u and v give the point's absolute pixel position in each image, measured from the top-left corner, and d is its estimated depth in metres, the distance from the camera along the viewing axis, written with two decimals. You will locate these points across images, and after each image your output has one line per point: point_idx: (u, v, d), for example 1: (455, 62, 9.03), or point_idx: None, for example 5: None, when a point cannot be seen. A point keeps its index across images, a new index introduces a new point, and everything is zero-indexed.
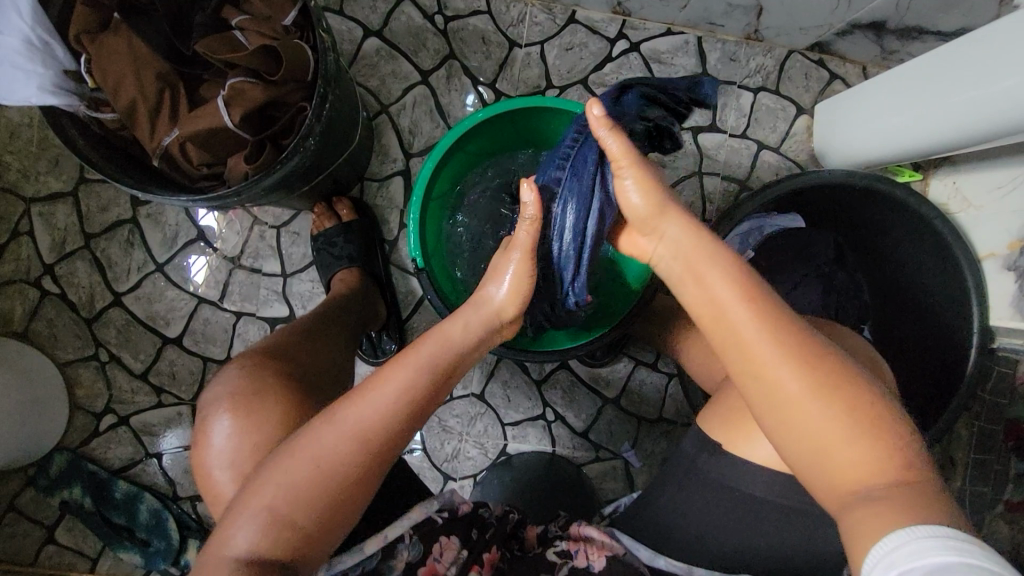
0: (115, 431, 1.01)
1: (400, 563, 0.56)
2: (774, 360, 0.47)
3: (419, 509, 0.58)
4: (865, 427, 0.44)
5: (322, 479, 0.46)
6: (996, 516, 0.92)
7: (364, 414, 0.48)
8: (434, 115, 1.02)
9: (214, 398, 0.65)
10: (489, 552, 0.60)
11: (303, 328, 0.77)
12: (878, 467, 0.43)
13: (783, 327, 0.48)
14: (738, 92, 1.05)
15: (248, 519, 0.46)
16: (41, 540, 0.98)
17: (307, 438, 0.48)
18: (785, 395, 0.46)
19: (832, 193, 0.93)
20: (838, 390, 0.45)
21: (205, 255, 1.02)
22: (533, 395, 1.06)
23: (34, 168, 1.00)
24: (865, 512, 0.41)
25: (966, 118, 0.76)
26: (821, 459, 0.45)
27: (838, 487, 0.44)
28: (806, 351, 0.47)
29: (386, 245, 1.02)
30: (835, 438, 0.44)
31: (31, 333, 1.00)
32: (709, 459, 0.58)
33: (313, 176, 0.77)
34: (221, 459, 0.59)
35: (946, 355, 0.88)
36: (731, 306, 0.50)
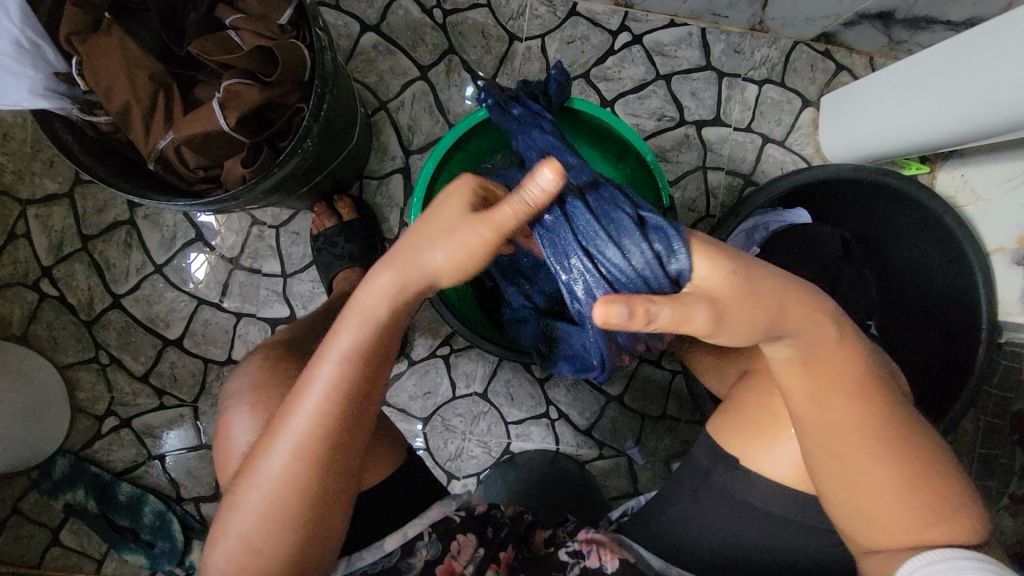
0: (118, 433, 1.00)
1: (417, 562, 0.57)
2: (864, 434, 0.47)
3: (437, 508, 0.61)
4: (927, 497, 0.47)
5: (274, 500, 0.46)
6: (1001, 510, 0.92)
7: (297, 431, 0.45)
8: (434, 111, 1.01)
9: (229, 395, 0.66)
10: (506, 550, 0.60)
11: (305, 330, 0.76)
12: (926, 531, 0.47)
13: (868, 407, 0.47)
14: (743, 85, 1.04)
15: (223, 544, 0.48)
16: (45, 543, 0.98)
17: (256, 464, 0.47)
18: (865, 466, 0.47)
19: (841, 188, 0.91)
20: (907, 462, 0.47)
21: (204, 256, 1.01)
22: (536, 393, 1.05)
23: (30, 169, 0.99)
24: (903, 558, 0.47)
25: (978, 113, 0.74)
26: (877, 522, 0.48)
27: (884, 537, 0.48)
28: (894, 434, 0.47)
29: (386, 244, 1.01)
30: (895, 511, 0.47)
31: (31, 337, 0.99)
32: (722, 468, 0.58)
33: (313, 176, 0.76)
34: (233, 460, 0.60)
35: (953, 351, 0.87)
36: (844, 389, 0.47)
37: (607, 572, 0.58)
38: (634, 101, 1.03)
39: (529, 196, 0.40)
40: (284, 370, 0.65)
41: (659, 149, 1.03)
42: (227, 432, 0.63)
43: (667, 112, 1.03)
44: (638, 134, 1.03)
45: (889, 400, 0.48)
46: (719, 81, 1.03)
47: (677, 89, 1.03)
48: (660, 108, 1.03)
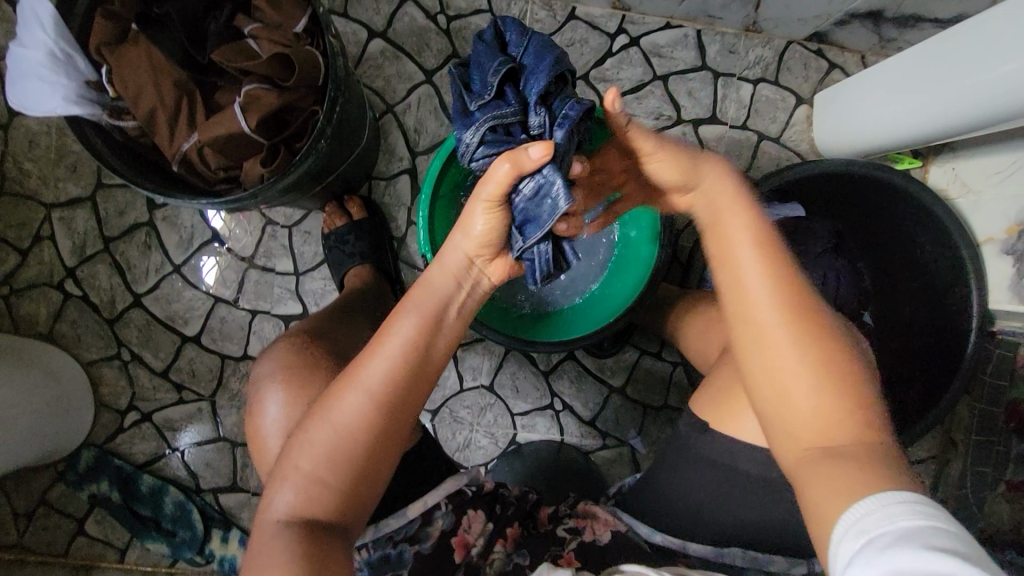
0: (139, 427, 1.05)
1: (434, 532, 0.62)
2: (768, 312, 0.49)
3: (451, 481, 0.63)
4: (826, 389, 0.46)
5: (347, 437, 0.49)
6: (998, 495, 0.95)
7: (377, 373, 0.50)
8: (439, 114, 1.05)
9: (255, 383, 0.69)
10: (513, 526, 0.64)
11: (320, 317, 0.80)
12: (835, 434, 0.46)
13: (795, 296, 0.49)
14: (738, 84, 1.07)
15: (285, 486, 0.50)
16: (72, 533, 1.02)
17: (328, 400, 0.50)
18: (769, 354, 0.48)
19: (829, 181, 0.94)
20: (820, 353, 0.47)
21: (216, 256, 1.05)
22: (541, 385, 1.08)
23: (54, 175, 1.03)
24: (820, 465, 0.45)
25: (965, 105, 0.77)
26: (797, 419, 0.47)
27: (799, 445, 0.48)
28: (802, 311, 0.48)
29: (394, 243, 1.05)
30: (802, 402, 0.47)
31: (56, 335, 1.03)
32: (699, 437, 0.62)
33: (324, 177, 0.80)
34: (269, 436, 0.63)
35: (943, 339, 0.91)
36: (742, 254, 0.51)
37: (601, 544, 0.63)
38: (633, 101, 1.06)
39: (490, 175, 0.54)
40: (311, 354, 0.69)
41: None
42: (259, 417, 0.65)
43: (665, 111, 1.06)
44: None
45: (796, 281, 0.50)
46: (714, 81, 1.06)
47: (674, 88, 1.06)
48: (658, 108, 1.06)
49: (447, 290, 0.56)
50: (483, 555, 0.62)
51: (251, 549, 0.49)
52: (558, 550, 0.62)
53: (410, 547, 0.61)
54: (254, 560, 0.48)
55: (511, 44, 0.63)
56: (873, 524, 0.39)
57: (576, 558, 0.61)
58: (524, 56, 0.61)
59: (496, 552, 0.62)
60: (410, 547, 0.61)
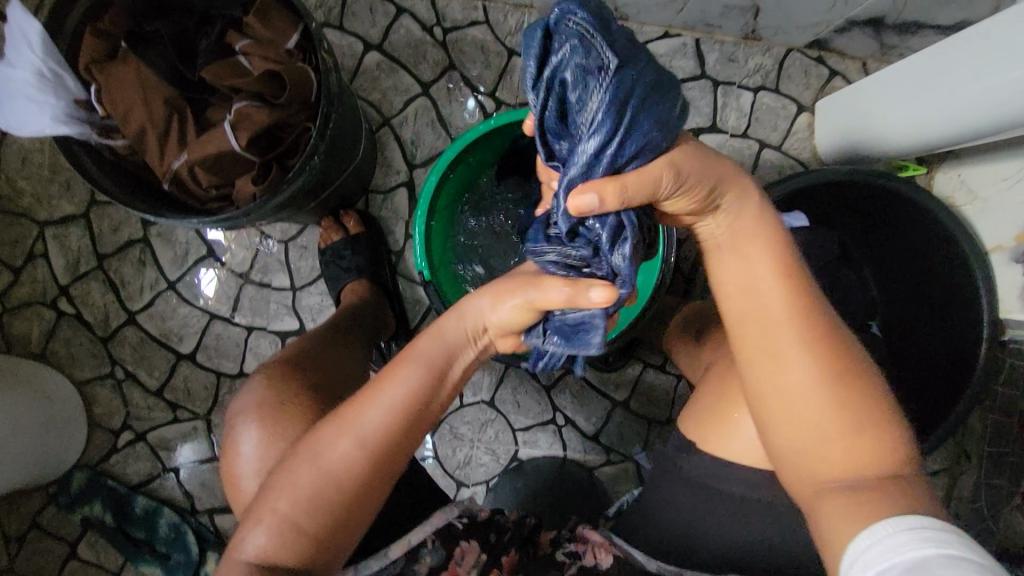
0: (133, 447, 1.03)
1: (422, 569, 0.59)
2: (791, 347, 0.46)
3: (440, 514, 0.62)
4: (849, 422, 0.45)
5: (333, 480, 0.47)
6: (1013, 509, 0.93)
7: (372, 422, 0.48)
8: (436, 126, 1.03)
9: (235, 414, 0.68)
10: (509, 554, 0.61)
11: (314, 338, 0.78)
12: (860, 467, 0.44)
13: (813, 321, 0.47)
14: (738, 92, 1.06)
15: (259, 528, 0.47)
16: (64, 556, 1.00)
17: (314, 444, 0.49)
18: (795, 385, 0.46)
19: (829, 194, 0.94)
20: (839, 384, 0.45)
21: (216, 269, 1.03)
22: (542, 399, 1.06)
23: (47, 192, 1.02)
24: (836, 499, 0.44)
25: (964, 115, 0.76)
26: (822, 453, 0.46)
27: (816, 479, 0.46)
28: (825, 338, 0.46)
29: (392, 256, 1.03)
30: (820, 431, 0.46)
31: (49, 354, 1.02)
32: (688, 456, 0.62)
33: (320, 191, 0.78)
34: (247, 472, 0.62)
35: (950, 349, 0.89)
36: (761, 278, 0.48)
37: (602, 568, 0.60)
38: None
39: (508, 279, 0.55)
40: (304, 387, 0.67)
41: None
42: (236, 452, 0.64)
43: None
44: None
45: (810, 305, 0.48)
46: (714, 89, 1.05)
47: None
48: None
49: (450, 354, 0.53)
50: None
51: None
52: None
53: None
54: None
55: (575, 56, 0.40)
56: (894, 550, 0.38)
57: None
58: (593, 102, 0.40)
59: None
60: None
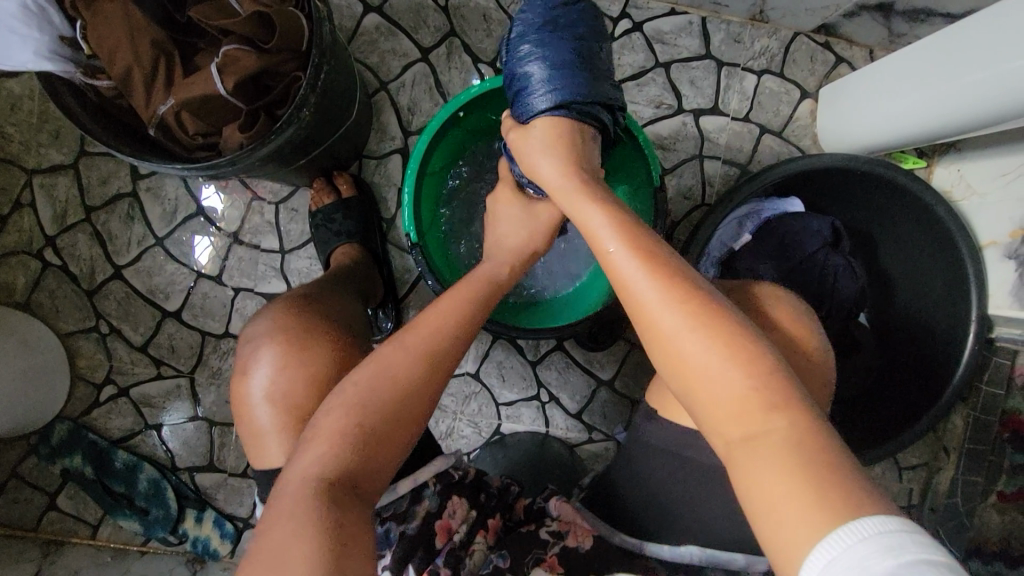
0: (115, 401, 1.02)
1: (420, 511, 0.59)
2: (664, 306, 0.46)
3: (441, 460, 0.63)
4: (746, 373, 0.42)
5: (400, 392, 0.50)
6: (988, 505, 0.94)
7: (433, 340, 0.54)
8: (434, 94, 1.02)
9: (244, 343, 0.65)
10: (495, 518, 0.63)
11: (319, 283, 0.78)
12: (756, 422, 0.41)
13: (683, 285, 0.47)
14: (742, 75, 1.04)
15: (318, 443, 0.47)
16: (43, 507, 1.01)
17: (378, 358, 0.52)
18: (680, 353, 0.45)
19: (832, 177, 0.91)
20: (719, 336, 0.44)
21: (212, 239, 1.02)
22: (527, 375, 1.06)
23: (36, 140, 1.01)
24: (752, 465, 0.40)
25: (967, 103, 0.76)
26: (726, 416, 0.43)
27: (732, 447, 0.43)
28: (701, 297, 0.46)
29: (383, 224, 1.03)
30: (720, 395, 0.43)
31: (33, 304, 1.01)
32: (653, 425, 0.60)
33: (309, 149, 0.77)
34: (258, 407, 0.60)
35: (937, 341, 0.89)
36: (612, 251, 0.52)
37: (583, 552, 0.61)
38: (633, 88, 1.03)
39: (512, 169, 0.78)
40: (324, 322, 0.66)
41: (656, 136, 1.03)
42: (248, 381, 0.61)
43: (666, 100, 1.04)
44: (636, 121, 1.03)
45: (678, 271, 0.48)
46: (718, 70, 1.04)
47: (676, 77, 1.04)
48: (658, 96, 1.03)
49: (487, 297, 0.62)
50: (464, 544, 0.60)
51: (270, 517, 0.44)
52: (539, 552, 0.60)
53: (395, 527, 0.59)
54: (276, 528, 0.42)
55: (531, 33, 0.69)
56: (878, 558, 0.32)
57: (559, 563, 0.59)
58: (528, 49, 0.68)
59: (478, 543, 0.61)
60: (396, 527, 0.59)
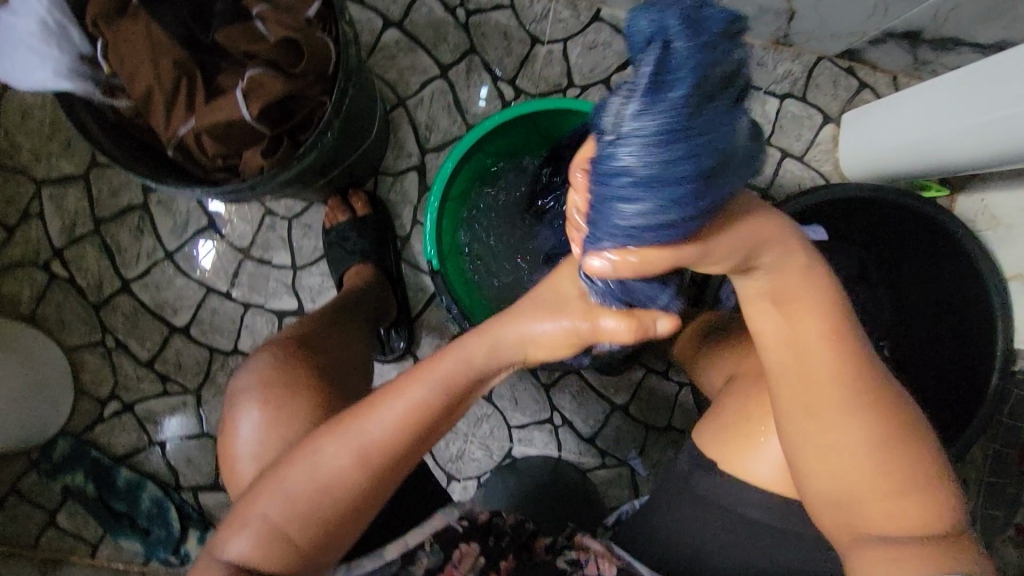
0: (120, 417, 1.00)
1: (417, 570, 0.56)
2: (847, 407, 0.43)
3: (440, 516, 0.60)
4: (898, 484, 0.43)
5: (323, 493, 0.45)
6: (1005, 539, 0.93)
7: (374, 435, 0.45)
8: (452, 111, 1.00)
9: (232, 393, 0.65)
10: (507, 560, 0.59)
11: (316, 317, 0.76)
12: (915, 523, 0.43)
13: (863, 383, 0.43)
14: (764, 98, 1.03)
15: (243, 533, 0.46)
16: (42, 525, 0.98)
17: (313, 453, 0.45)
18: (841, 446, 0.44)
19: (854, 209, 0.92)
20: (886, 446, 0.43)
21: (215, 241, 1.00)
22: (540, 398, 1.04)
23: (46, 150, 0.99)
24: (874, 558, 0.43)
25: (994, 139, 0.74)
26: (861, 514, 0.44)
27: (853, 528, 0.45)
28: (882, 403, 0.43)
29: (398, 242, 1.01)
30: (869, 493, 0.44)
31: (38, 318, 0.99)
32: (704, 474, 0.59)
33: (329, 170, 0.75)
34: (241, 459, 0.60)
35: (959, 376, 0.87)
36: (817, 335, 0.44)
37: None
38: None
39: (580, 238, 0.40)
40: (296, 368, 0.64)
41: None
42: (233, 435, 0.61)
43: None
44: None
45: (870, 373, 0.44)
46: None
47: None
48: None
49: (465, 378, 0.47)
50: None
51: None
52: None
53: None
54: None
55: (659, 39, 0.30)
56: None
57: None
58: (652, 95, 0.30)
59: None
60: None
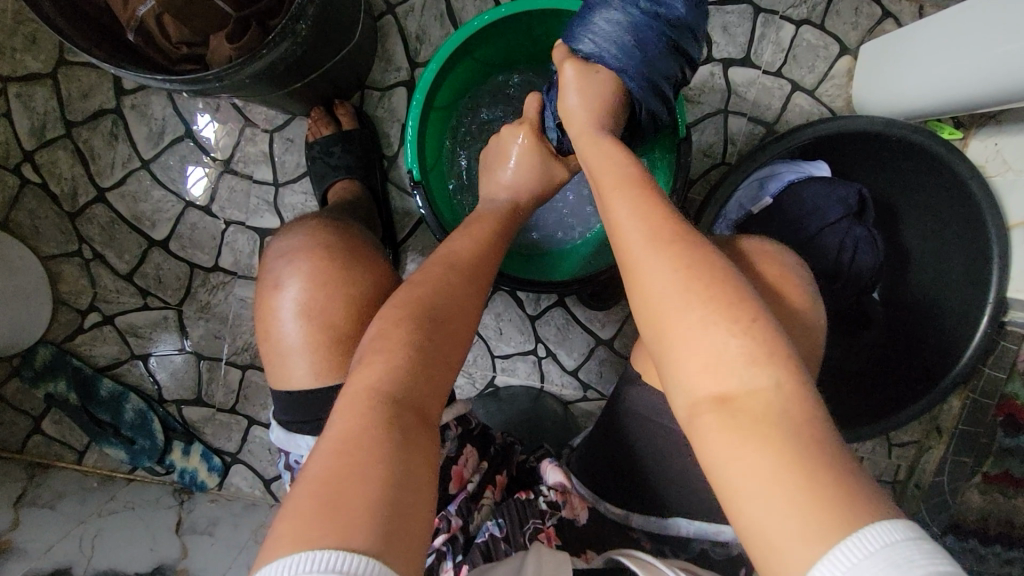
0: (100, 329, 0.99)
1: (441, 454, 0.57)
2: (649, 249, 0.44)
3: (461, 404, 0.60)
4: (724, 325, 0.39)
5: (445, 301, 0.49)
6: (971, 486, 0.95)
7: (465, 260, 0.53)
8: (444, 21, 0.94)
9: (272, 256, 0.61)
10: (501, 474, 0.63)
11: (334, 211, 0.73)
12: (745, 378, 0.38)
13: (668, 229, 0.44)
14: (779, 24, 0.96)
15: (368, 361, 0.44)
16: (27, 431, 0.99)
17: (429, 277, 0.50)
18: (659, 298, 0.42)
19: (860, 142, 0.87)
20: (695, 282, 0.41)
21: (205, 168, 0.97)
22: (526, 329, 1.04)
23: (10, 43, 0.93)
24: (721, 429, 0.37)
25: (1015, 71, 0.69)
26: (698, 379, 0.39)
27: (697, 407, 0.39)
28: (685, 243, 0.43)
29: (384, 161, 0.97)
30: (698, 347, 0.39)
31: (11, 224, 0.96)
32: (638, 388, 0.59)
33: (305, 72, 0.71)
34: (289, 325, 0.56)
35: (946, 320, 0.87)
36: (619, 195, 0.48)
37: (579, 525, 0.62)
38: None
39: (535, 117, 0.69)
40: (351, 237, 0.63)
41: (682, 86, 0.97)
42: (277, 302, 0.57)
43: None
44: None
45: (668, 209, 0.47)
46: (754, 17, 0.96)
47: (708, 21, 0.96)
48: None
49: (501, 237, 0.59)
50: (472, 495, 0.59)
51: (333, 437, 0.39)
52: (537, 522, 0.58)
53: None
54: (343, 443, 0.38)
55: None
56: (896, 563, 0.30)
57: (555, 535, 0.59)
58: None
59: (486, 498, 0.60)
60: None
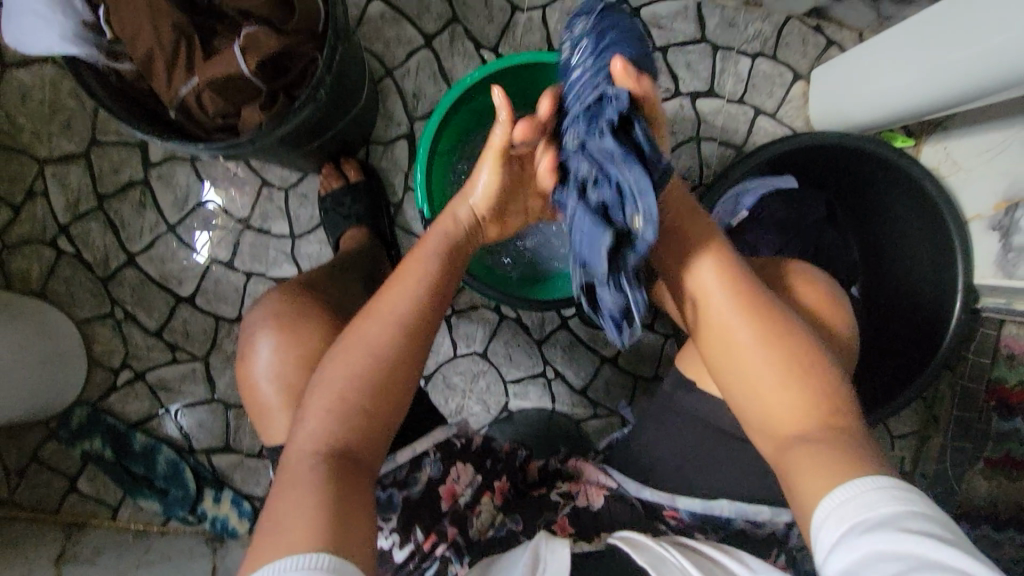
0: (132, 385, 1.05)
1: (422, 477, 0.62)
2: (734, 322, 0.55)
3: (440, 432, 0.66)
4: (796, 380, 0.52)
5: (383, 346, 0.52)
6: (976, 471, 0.98)
7: (406, 294, 0.55)
8: (438, 80, 1.04)
9: (247, 324, 0.70)
10: (500, 481, 0.67)
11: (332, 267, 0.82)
12: (809, 422, 0.51)
13: (753, 298, 0.55)
14: (737, 58, 1.07)
15: (311, 415, 0.50)
16: (63, 490, 1.03)
17: (371, 314, 0.54)
18: (743, 357, 0.54)
19: (821, 157, 0.96)
20: (781, 349, 0.53)
21: (210, 232, 1.05)
22: (533, 353, 1.10)
23: (47, 130, 1.02)
24: (801, 454, 0.50)
25: (943, 84, 0.79)
26: (775, 417, 0.53)
27: (783, 436, 0.52)
28: (762, 309, 0.54)
29: (392, 208, 1.05)
30: (778, 395, 0.53)
31: (49, 292, 1.03)
32: (685, 394, 0.66)
33: (320, 133, 0.80)
34: (262, 382, 0.64)
35: (922, 313, 0.93)
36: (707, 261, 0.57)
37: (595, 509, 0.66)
38: None
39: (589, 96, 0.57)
40: (309, 300, 0.70)
41: None
42: (252, 362, 0.66)
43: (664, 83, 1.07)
44: None
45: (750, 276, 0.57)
46: (713, 54, 1.07)
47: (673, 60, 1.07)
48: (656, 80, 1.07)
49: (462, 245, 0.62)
50: (469, 506, 0.63)
51: (281, 488, 0.48)
52: (551, 515, 0.65)
53: (398, 492, 0.61)
54: (288, 498, 0.46)
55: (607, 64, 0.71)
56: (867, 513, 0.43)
57: (570, 523, 0.63)
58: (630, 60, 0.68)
59: (484, 505, 0.65)
60: (399, 492, 0.61)
